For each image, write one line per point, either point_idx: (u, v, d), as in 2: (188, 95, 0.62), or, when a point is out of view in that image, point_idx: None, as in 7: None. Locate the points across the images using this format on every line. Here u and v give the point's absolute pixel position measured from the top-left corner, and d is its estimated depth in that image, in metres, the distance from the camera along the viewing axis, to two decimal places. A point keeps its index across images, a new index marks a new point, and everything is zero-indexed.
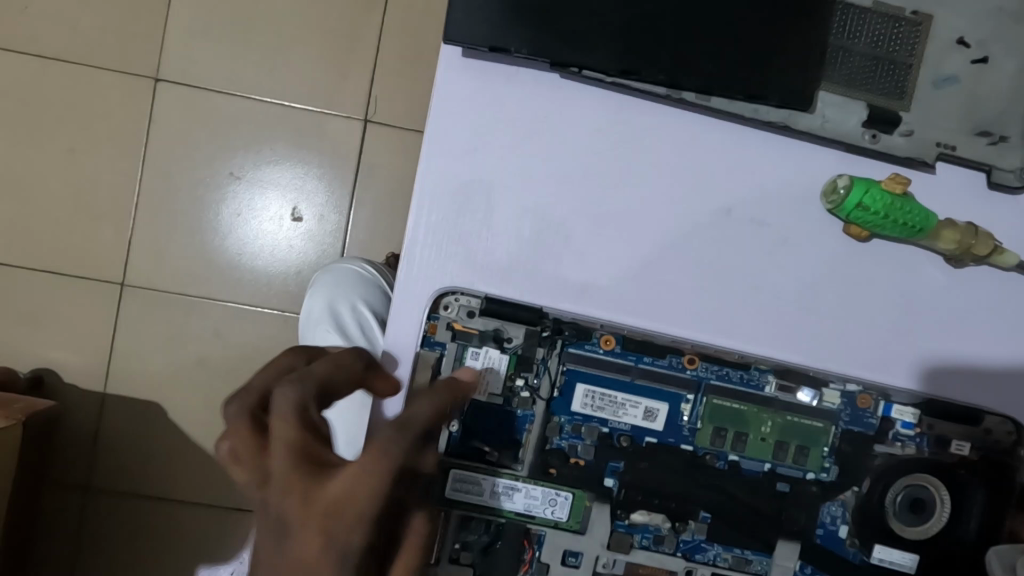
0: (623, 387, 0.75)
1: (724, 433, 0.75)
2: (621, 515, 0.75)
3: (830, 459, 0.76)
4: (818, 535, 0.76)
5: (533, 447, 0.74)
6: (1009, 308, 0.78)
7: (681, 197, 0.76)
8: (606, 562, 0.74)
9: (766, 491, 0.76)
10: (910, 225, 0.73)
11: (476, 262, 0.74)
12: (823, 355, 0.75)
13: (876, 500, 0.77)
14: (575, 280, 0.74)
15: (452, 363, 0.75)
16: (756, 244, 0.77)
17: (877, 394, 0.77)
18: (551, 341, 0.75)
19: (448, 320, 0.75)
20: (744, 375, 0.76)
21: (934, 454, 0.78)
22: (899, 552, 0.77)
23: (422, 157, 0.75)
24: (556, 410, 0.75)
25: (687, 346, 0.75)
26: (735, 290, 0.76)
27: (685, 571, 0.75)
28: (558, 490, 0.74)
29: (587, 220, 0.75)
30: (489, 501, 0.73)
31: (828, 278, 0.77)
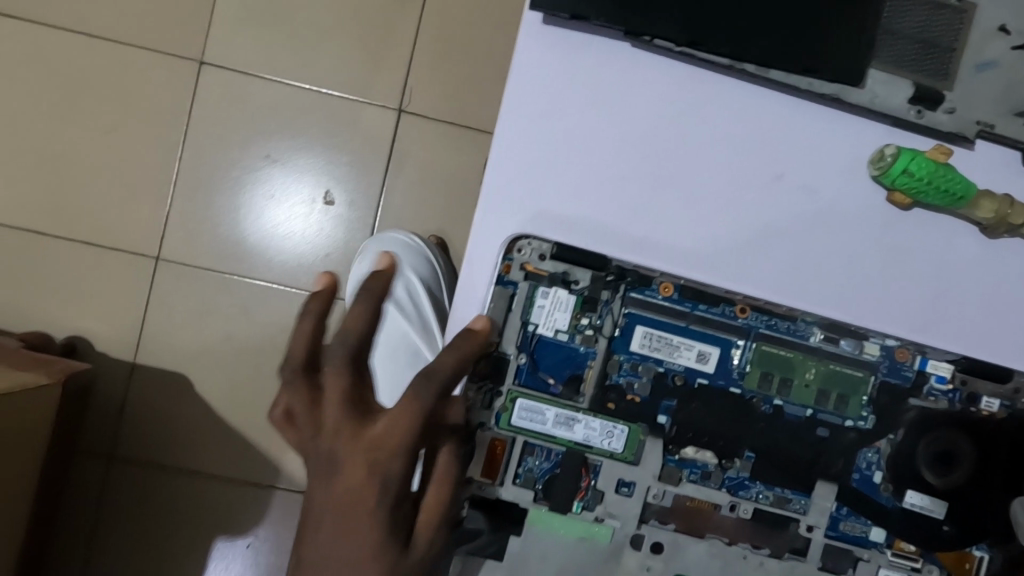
0: (679, 331, 0.81)
1: (771, 377, 0.81)
2: (672, 450, 0.81)
3: (868, 408, 0.82)
4: (854, 479, 0.82)
5: (593, 382, 0.80)
6: None
7: (735, 162, 0.83)
8: (656, 493, 0.81)
9: (808, 434, 0.81)
10: (950, 192, 0.80)
11: (547, 213, 0.81)
12: (858, 313, 0.81)
13: (909, 450, 0.82)
14: (636, 234, 0.81)
15: (523, 300, 0.80)
16: (805, 208, 0.83)
17: (914, 349, 0.82)
18: (614, 285, 0.81)
19: (521, 261, 0.80)
20: (791, 326, 0.82)
21: (967, 410, 0.83)
22: (930, 497, 0.82)
23: (499, 115, 0.81)
24: (616, 349, 0.81)
25: (739, 296, 0.81)
26: (781, 252, 0.82)
27: (729, 505, 0.81)
28: (615, 423, 0.80)
29: (647, 183, 0.82)
30: (551, 428, 0.79)
31: (872, 239, 0.83)
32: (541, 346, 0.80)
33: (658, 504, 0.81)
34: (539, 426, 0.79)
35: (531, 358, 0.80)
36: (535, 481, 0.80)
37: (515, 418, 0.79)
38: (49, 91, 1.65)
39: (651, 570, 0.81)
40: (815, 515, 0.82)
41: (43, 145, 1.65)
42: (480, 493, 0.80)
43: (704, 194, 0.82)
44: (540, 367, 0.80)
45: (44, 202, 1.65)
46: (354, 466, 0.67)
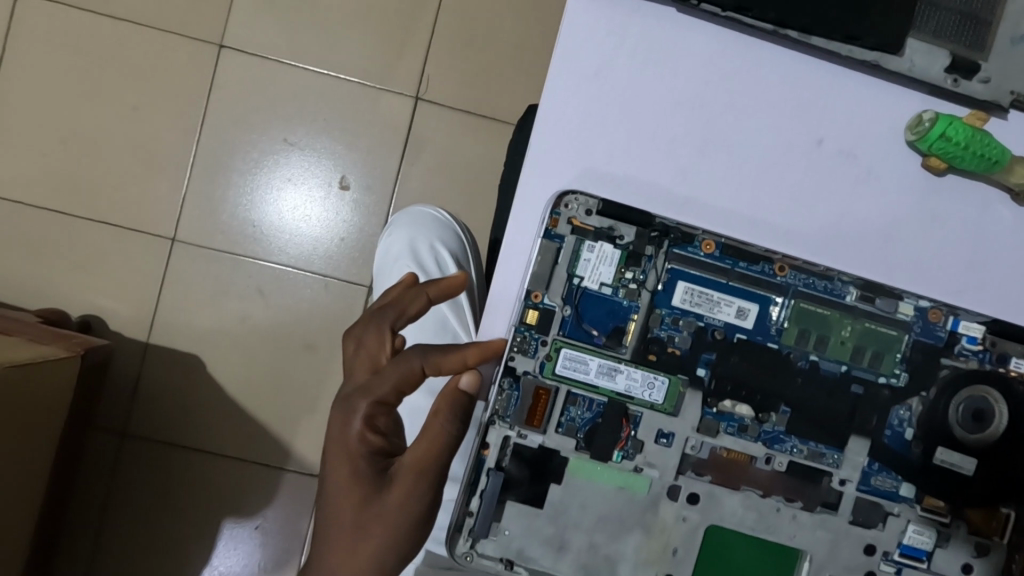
0: (720, 288, 0.83)
1: (808, 333, 0.83)
2: (710, 403, 0.83)
3: (901, 366, 0.84)
4: (886, 435, 0.84)
5: (636, 334, 0.82)
6: None
7: (774, 131, 0.85)
8: (694, 444, 0.83)
9: (842, 390, 0.84)
10: (987, 157, 0.82)
11: (594, 171, 0.84)
12: (892, 273, 0.86)
13: (940, 408, 0.84)
14: (679, 192, 0.85)
15: (570, 253, 0.82)
16: (842, 171, 0.86)
17: (947, 311, 0.84)
18: (659, 241, 0.83)
19: (568, 216, 0.81)
20: (827, 285, 0.83)
21: (998, 371, 0.85)
22: (960, 454, 0.84)
23: (547, 78, 0.84)
24: (658, 303, 0.83)
25: (778, 255, 0.83)
26: (820, 214, 0.86)
27: (764, 458, 0.84)
28: (656, 375, 0.82)
29: (692, 145, 0.85)
30: (593, 378, 0.82)
31: (910, 203, 0.86)
32: (585, 299, 0.82)
33: (695, 455, 0.84)
34: (582, 376, 0.82)
35: (575, 310, 0.82)
36: (578, 429, 0.83)
37: (558, 367, 0.82)
38: (72, 70, 1.68)
39: (687, 520, 0.84)
40: (848, 469, 0.84)
41: (64, 124, 1.68)
42: (522, 441, 0.83)
43: (746, 159, 0.85)
44: (584, 319, 0.82)
45: (64, 180, 1.67)
46: (334, 416, 0.83)
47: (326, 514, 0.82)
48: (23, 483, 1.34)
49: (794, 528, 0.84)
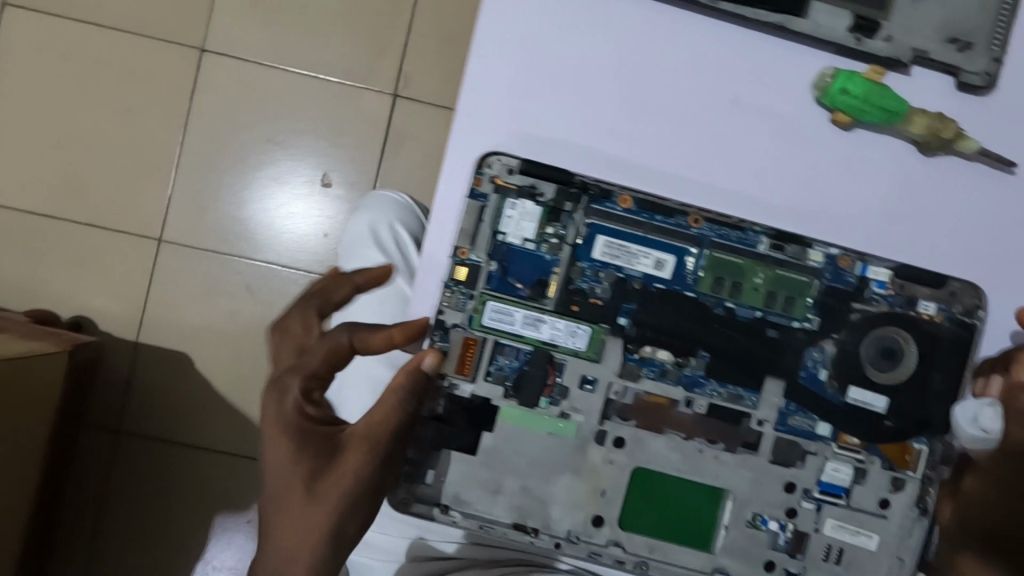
0: (638, 240, 0.87)
1: (722, 281, 0.88)
2: (631, 349, 0.87)
3: (813, 310, 0.88)
4: (802, 376, 0.88)
5: (558, 286, 0.87)
6: (975, 196, 0.91)
7: (702, 93, 0.90)
8: (617, 388, 0.87)
9: (758, 334, 0.88)
10: (886, 109, 0.86)
11: (523, 134, 0.87)
12: (809, 226, 0.89)
13: (852, 349, 0.88)
14: (608, 152, 0.88)
15: (494, 210, 0.86)
16: (758, 129, 0.90)
17: (855, 257, 0.88)
18: (577, 197, 0.87)
19: (490, 175, 0.86)
20: (740, 236, 0.88)
21: (907, 313, 0.89)
22: (871, 393, 0.88)
23: (471, 49, 0.87)
24: (579, 256, 0.87)
25: (692, 208, 0.88)
26: (744, 171, 0.89)
27: (685, 401, 0.88)
28: (578, 324, 0.87)
29: (624, 107, 0.88)
30: (518, 328, 0.86)
31: (825, 157, 0.90)
32: (508, 254, 0.87)
33: (619, 401, 0.88)
34: (508, 327, 0.86)
35: (500, 265, 0.86)
36: (505, 378, 0.87)
37: (485, 318, 0.86)
38: (57, 78, 1.73)
39: (614, 462, 0.88)
40: (765, 410, 0.88)
41: (53, 129, 1.73)
42: (454, 391, 0.87)
43: (666, 121, 0.89)
44: (508, 273, 0.87)
45: (53, 184, 1.73)
46: (267, 397, 0.89)
47: (273, 493, 0.87)
48: (14, 474, 1.39)
49: (717, 468, 0.89)
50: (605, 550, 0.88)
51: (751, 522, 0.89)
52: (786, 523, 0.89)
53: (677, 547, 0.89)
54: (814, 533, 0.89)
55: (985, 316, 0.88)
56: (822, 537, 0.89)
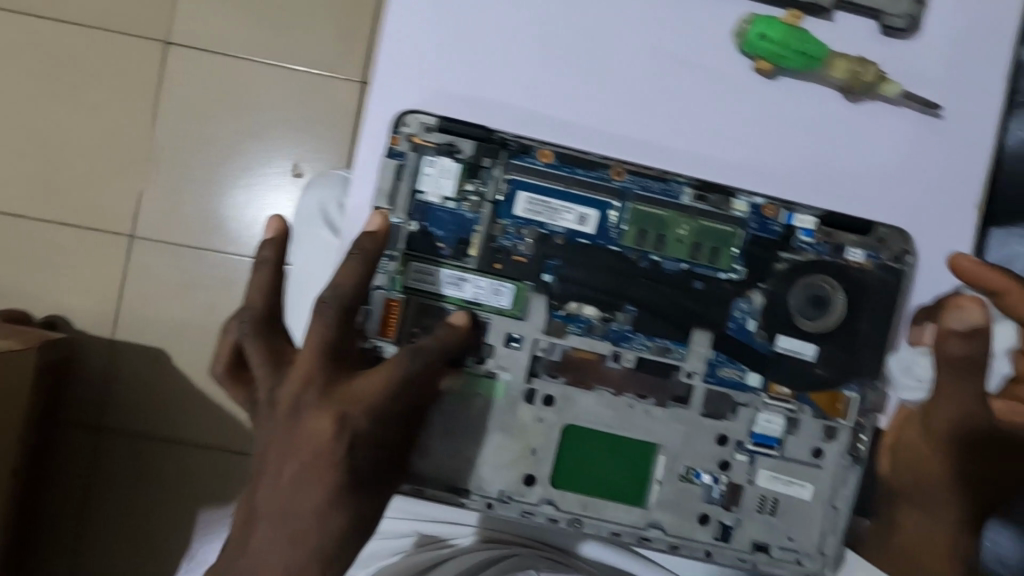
0: (560, 195, 0.87)
1: (646, 234, 0.87)
2: (556, 305, 0.87)
3: (739, 260, 0.88)
4: (730, 328, 0.88)
5: (480, 244, 0.86)
6: (900, 139, 0.90)
7: (675, 61, 0.88)
8: (544, 345, 0.87)
9: (684, 286, 0.87)
10: (804, 53, 0.85)
11: (438, 93, 0.86)
12: (732, 174, 0.87)
13: (780, 299, 0.88)
14: (576, 122, 0.87)
15: (411, 169, 0.85)
16: (682, 79, 0.88)
17: (781, 206, 0.87)
18: (496, 152, 0.86)
19: (407, 134, 0.85)
20: (664, 188, 0.87)
21: (835, 260, 0.88)
22: (799, 341, 0.88)
23: (410, 22, 0.86)
24: (501, 214, 0.86)
25: (613, 160, 0.87)
26: (714, 136, 0.88)
27: (613, 355, 0.87)
28: (502, 282, 0.86)
29: (592, 78, 0.87)
30: (441, 288, 0.86)
31: (751, 104, 0.89)
32: (429, 213, 0.86)
33: (547, 357, 0.87)
34: (431, 287, 0.86)
35: (421, 225, 0.86)
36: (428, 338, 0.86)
37: (408, 280, 0.86)
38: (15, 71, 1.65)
39: (544, 420, 0.87)
40: (693, 362, 0.87)
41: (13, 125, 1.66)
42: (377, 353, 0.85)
43: (590, 81, 0.87)
44: (429, 232, 0.86)
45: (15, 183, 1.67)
46: (311, 425, 0.75)
47: (297, 526, 0.75)
48: None
49: (647, 423, 0.88)
50: (537, 509, 0.88)
51: (684, 476, 0.88)
52: (719, 476, 0.89)
53: (610, 503, 0.88)
54: (748, 485, 0.89)
55: (913, 261, 0.87)
56: (755, 488, 0.89)
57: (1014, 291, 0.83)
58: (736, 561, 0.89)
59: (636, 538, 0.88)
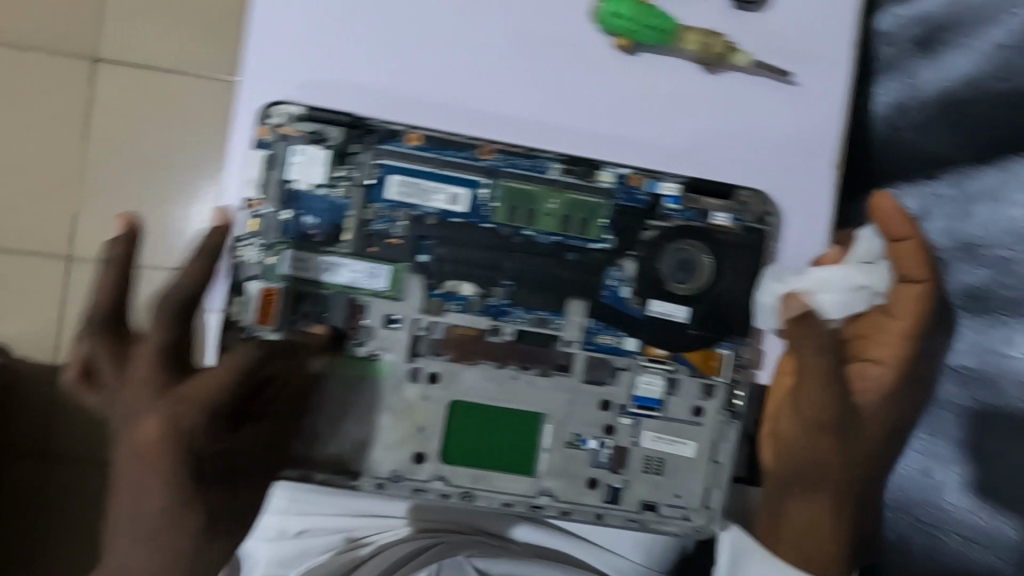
0: (430, 176, 0.88)
1: (516, 210, 0.89)
2: (434, 284, 0.88)
3: (609, 230, 0.91)
4: (605, 296, 0.91)
5: (354, 229, 0.87)
6: (761, 105, 0.94)
7: (549, 41, 0.91)
8: (425, 325, 0.88)
9: (558, 258, 0.90)
10: (654, 28, 0.89)
11: (309, 85, 0.88)
12: (608, 149, 0.92)
13: (651, 265, 0.91)
14: (452, 105, 0.89)
15: (280, 159, 0.86)
16: (548, 58, 0.91)
17: (646, 175, 0.91)
18: (363, 138, 0.87)
19: (275, 125, 0.86)
20: (532, 164, 0.90)
21: (702, 225, 0.92)
22: (672, 303, 0.91)
23: (281, 13, 0.87)
24: (373, 198, 0.88)
25: (481, 140, 0.89)
26: (587, 111, 0.91)
27: (492, 330, 0.89)
28: (378, 264, 0.87)
29: (466, 61, 0.90)
30: (319, 275, 0.87)
31: (624, 81, 0.92)
32: (302, 201, 0.87)
33: (428, 336, 0.89)
34: (308, 273, 0.87)
35: (294, 213, 0.87)
36: (308, 324, 0.87)
37: (283, 267, 0.86)
38: None
39: (430, 398, 0.89)
40: (570, 330, 0.90)
41: None
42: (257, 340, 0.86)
43: (445, 62, 0.89)
44: (302, 220, 0.87)
45: None
46: (145, 427, 0.76)
47: (139, 531, 0.75)
48: None
49: (532, 393, 0.90)
50: (428, 486, 0.89)
51: (571, 443, 0.91)
52: (605, 441, 0.91)
53: (500, 474, 0.90)
54: (633, 447, 0.92)
55: (773, 221, 0.93)
56: (640, 450, 0.92)
57: (906, 244, 0.93)
58: (626, 522, 0.91)
59: (528, 507, 0.90)
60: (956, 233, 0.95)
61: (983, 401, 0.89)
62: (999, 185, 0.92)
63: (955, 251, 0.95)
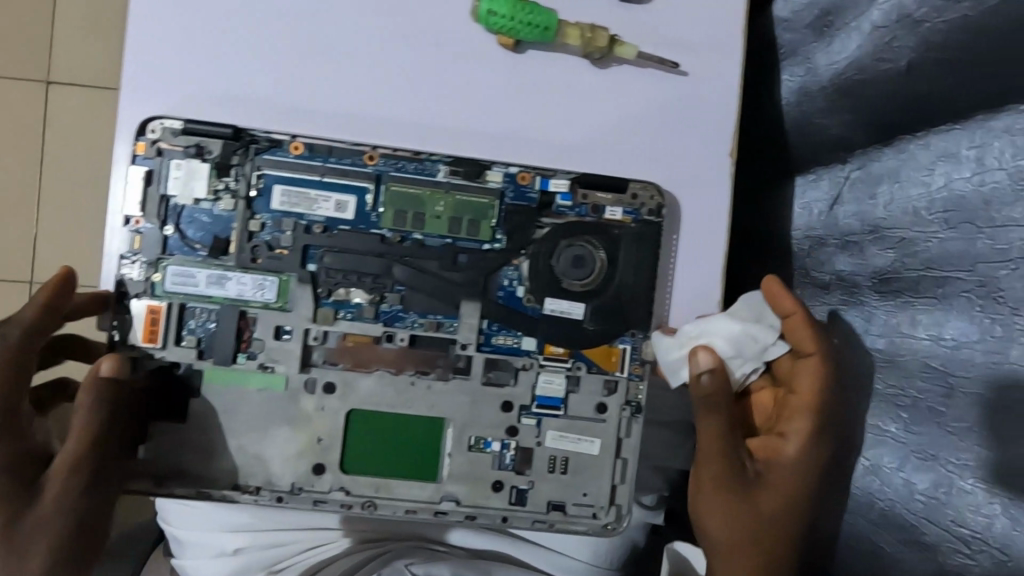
0: (315, 185, 0.87)
1: (404, 214, 0.88)
2: (323, 294, 0.88)
3: (501, 230, 0.90)
4: (500, 296, 0.90)
5: (238, 241, 0.86)
6: (651, 97, 0.95)
7: (432, 43, 0.91)
8: (316, 334, 0.87)
9: (450, 261, 0.89)
10: (535, 25, 0.88)
11: (191, 98, 0.87)
12: (499, 148, 0.92)
13: (544, 264, 0.90)
14: (339, 111, 0.89)
15: (160, 175, 0.86)
16: (434, 59, 0.91)
17: (535, 172, 0.90)
18: (244, 149, 0.86)
19: (153, 140, 0.85)
20: (418, 167, 0.89)
21: (594, 220, 0.91)
22: (568, 302, 0.90)
23: (156, 28, 0.87)
24: (258, 209, 0.87)
25: (366, 146, 0.88)
26: (477, 111, 0.91)
27: (386, 336, 0.89)
28: (265, 276, 0.86)
29: (349, 66, 0.89)
30: (203, 290, 0.86)
31: (512, 81, 0.92)
32: (188, 216, 0.87)
33: (321, 345, 0.88)
34: (193, 288, 0.86)
35: (178, 228, 0.86)
36: (196, 339, 0.86)
37: (168, 283, 0.85)
38: None
39: (326, 408, 0.88)
40: (465, 333, 0.89)
41: None
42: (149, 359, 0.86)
43: (326, 67, 0.89)
44: (187, 236, 0.86)
45: None
46: None
47: None
48: None
49: (430, 398, 0.89)
50: (328, 497, 0.88)
51: (474, 446, 0.90)
52: (508, 442, 0.91)
53: (401, 482, 0.89)
54: (537, 447, 0.91)
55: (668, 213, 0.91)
56: (544, 450, 0.91)
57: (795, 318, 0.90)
58: (533, 523, 0.90)
59: (432, 513, 0.89)
60: (864, 216, 0.96)
61: (891, 385, 0.88)
62: (897, 166, 0.90)
63: (865, 234, 0.96)
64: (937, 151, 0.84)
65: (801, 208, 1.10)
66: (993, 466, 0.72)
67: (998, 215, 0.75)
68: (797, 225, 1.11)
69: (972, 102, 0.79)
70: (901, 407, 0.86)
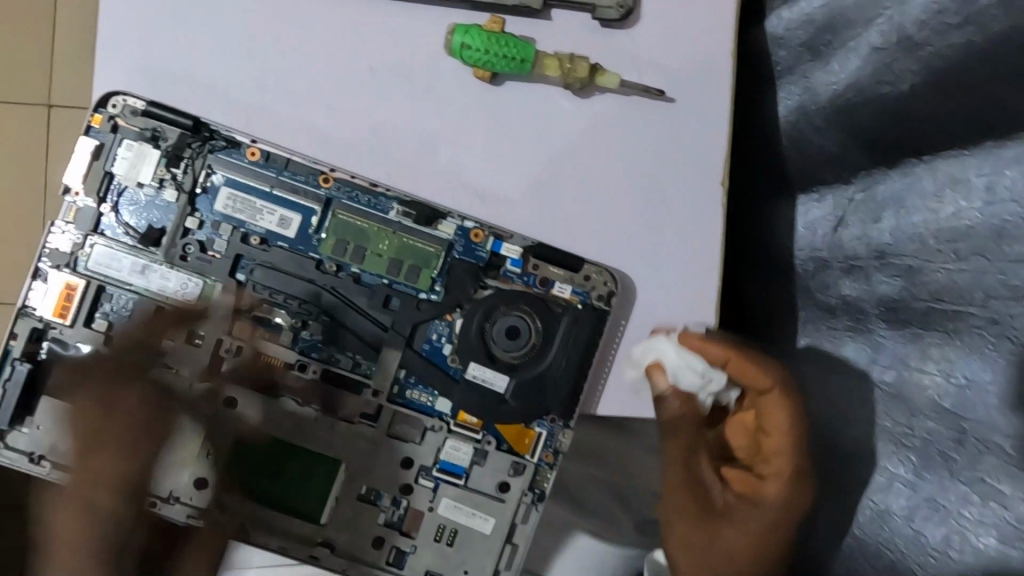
0: (262, 195, 0.87)
1: (346, 244, 0.87)
2: (245, 306, 0.87)
3: (440, 281, 0.88)
4: (424, 348, 0.89)
5: (172, 235, 0.87)
6: (634, 123, 0.91)
7: (406, 78, 0.89)
8: (228, 346, 0.87)
9: (379, 300, 0.88)
10: (512, 57, 0.85)
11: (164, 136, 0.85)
12: (475, 184, 0.89)
13: (476, 326, 0.88)
14: (314, 151, 0.88)
15: (109, 150, 0.85)
16: (408, 96, 0.89)
17: (489, 231, 0.88)
18: (202, 145, 0.86)
19: (111, 115, 0.85)
20: (371, 201, 0.87)
21: (541, 292, 0.89)
22: (491, 371, 0.88)
23: (133, 66, 0.86)
24: (199, 206, 0.87)
25: (324, 165, 0.87)
26: (449, 147, 0.89)
27: (299, 364, 0.87)
28: (190, 276, 0.86)
29: (321, 102, 0.88)
30: (125, 276, 0.86)
31: (486, 115, 0.89)
32: (127, 195, 0.87)
33: (231, 357, 0.87)
34: (116, 273, 0.86)
35: (115, 208, 0.86)
36: (107, 323, 0.86)
37: (92, 262, 0.85)
38: None
39: (222, 423, 0.85)
40: (380, 379, 0.87)
41: None
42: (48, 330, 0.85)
43: (297, 105, 0.87)
44: (131, 216, 0.87)
45: None
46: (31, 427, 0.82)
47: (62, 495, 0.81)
48: None
49: (330, 436, 0.87)
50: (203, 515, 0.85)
51: (364, 497, 0.87)
52: (400, 500, 0.88)
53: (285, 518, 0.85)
54: (428, 512, 0.88)
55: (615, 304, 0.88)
56: (435, 517, 0.88)
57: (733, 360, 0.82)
58: None
59: (304, 557, 0.85)
60: (869, 241, 0.90)
61: (897, 424, 0.82)
62: (901, 190, 0.85)
63: (870, 260, 0.90)
64: (945, 176, 0.78)
65: (804, 227, 1.03)
66: (1010, 526, 0.67)
67: (1009, 249, 0.71)
68: (800, 246, 1.03)
69: (978, 127, 0.74)
70: (909, 448, 0.80)
